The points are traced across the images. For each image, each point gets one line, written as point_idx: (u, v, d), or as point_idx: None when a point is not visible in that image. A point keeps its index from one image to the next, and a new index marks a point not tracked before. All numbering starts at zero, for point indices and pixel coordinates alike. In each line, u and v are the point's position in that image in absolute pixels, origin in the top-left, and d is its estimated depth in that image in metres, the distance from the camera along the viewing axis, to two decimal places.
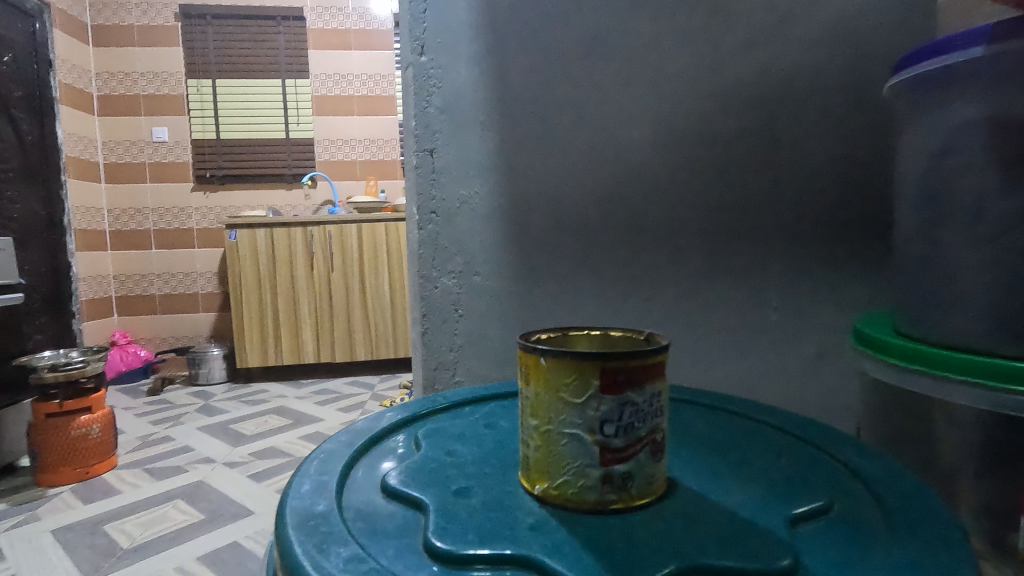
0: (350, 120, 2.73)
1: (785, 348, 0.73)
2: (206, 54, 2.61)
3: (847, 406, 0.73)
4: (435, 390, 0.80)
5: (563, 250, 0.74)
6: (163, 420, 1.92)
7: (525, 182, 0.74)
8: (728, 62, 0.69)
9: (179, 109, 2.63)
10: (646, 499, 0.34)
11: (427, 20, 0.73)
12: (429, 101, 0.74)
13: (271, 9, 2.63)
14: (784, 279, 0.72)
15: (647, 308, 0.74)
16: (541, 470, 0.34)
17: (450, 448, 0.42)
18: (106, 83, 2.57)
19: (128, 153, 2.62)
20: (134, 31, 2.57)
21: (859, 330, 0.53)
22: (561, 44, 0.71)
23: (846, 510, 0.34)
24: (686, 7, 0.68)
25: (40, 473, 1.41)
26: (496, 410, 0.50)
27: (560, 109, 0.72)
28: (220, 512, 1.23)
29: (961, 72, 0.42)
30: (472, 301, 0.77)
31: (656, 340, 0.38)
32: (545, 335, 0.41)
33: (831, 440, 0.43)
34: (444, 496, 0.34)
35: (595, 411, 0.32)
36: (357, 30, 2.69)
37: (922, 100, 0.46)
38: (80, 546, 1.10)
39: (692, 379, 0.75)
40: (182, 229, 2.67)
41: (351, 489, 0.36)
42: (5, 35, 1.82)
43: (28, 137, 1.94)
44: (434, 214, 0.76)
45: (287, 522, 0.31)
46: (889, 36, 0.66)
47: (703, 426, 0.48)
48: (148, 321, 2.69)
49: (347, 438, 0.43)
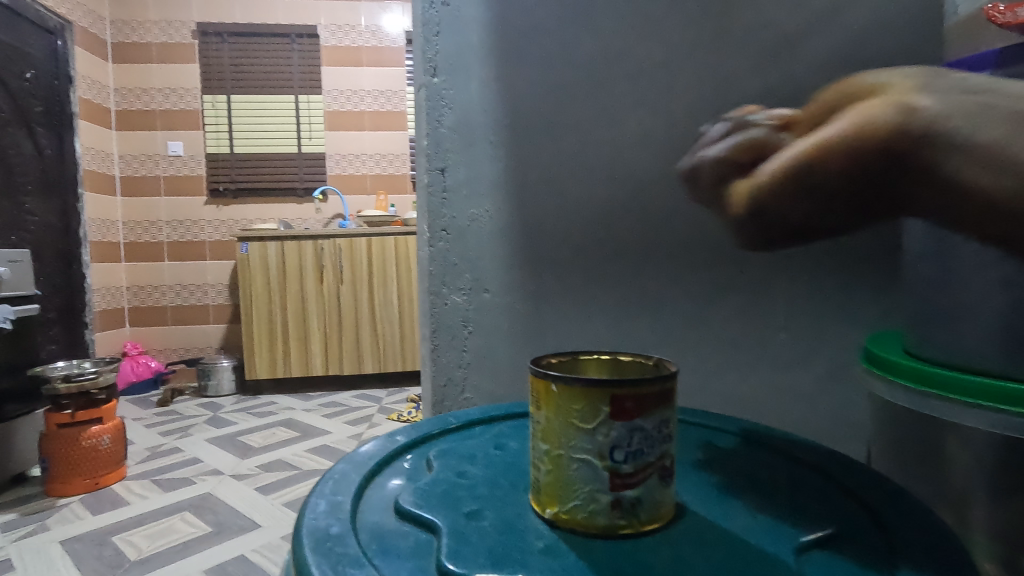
0: (361, 134, 2.77)
1: (793, 367, 0.73)
2: (222, 70, 2.67)
3: (857, 426, 0.73)
4: (443, 406, 0.80)
5: (572, 269, 0.75)
6: (172, 431, 1.93)
7: (535, 201, 0.75)
8: (733, 83, 0.70)
9: (194, 124, 2.68)
10: (655, 524, 0.34)
11: (440, 43, 0.75)
12: (441, 122, 0.76)
13: (285, 27, 2.68)
14: (791, 297, 0.72)
15: (654, 326, 0.75)
16: (551, 494, 0.35)
17: (461, 469, 0.42)
18: (123, 98, 2.63)
19: (144, 166, 2.67)
20: (152, 48, 2.63)
21: (868, 351, 0.53)
22: (571, 65, 0.72)
23: (853, 536, 0.34)
24: (691, 31, 0.70)
25: (51, 483, 1.43)
26: (507, 430, 0.51)
27: (570, 129, 0.73)
28: (227, 525, 1.23)
29: None
30: (481, 318, 0.78)
31: (665, 365, 0.38)
32: (555, 360, 0.41)
33: (841, 466, 0.43)
34: (456, 518, 0.35)
35: (605, 436, 0.33)
36: (370, 47, 2.73)
37: None
38: (88, 556, 1.11)
39: (701, 398, 0.75)
40: (194, 241, 2.71)
41: (365, 510, 0.36)
42: (28, 52, 1.87)
43: (47, 151, 1.98)
44: (445, 231, 0.77)
45: (303, 543, 0.31)
46: (894, 59, 0.67)
47: (712, 451, 0.48)
48: (159, 332, 2.71)
49: (360, 458, 0.43)
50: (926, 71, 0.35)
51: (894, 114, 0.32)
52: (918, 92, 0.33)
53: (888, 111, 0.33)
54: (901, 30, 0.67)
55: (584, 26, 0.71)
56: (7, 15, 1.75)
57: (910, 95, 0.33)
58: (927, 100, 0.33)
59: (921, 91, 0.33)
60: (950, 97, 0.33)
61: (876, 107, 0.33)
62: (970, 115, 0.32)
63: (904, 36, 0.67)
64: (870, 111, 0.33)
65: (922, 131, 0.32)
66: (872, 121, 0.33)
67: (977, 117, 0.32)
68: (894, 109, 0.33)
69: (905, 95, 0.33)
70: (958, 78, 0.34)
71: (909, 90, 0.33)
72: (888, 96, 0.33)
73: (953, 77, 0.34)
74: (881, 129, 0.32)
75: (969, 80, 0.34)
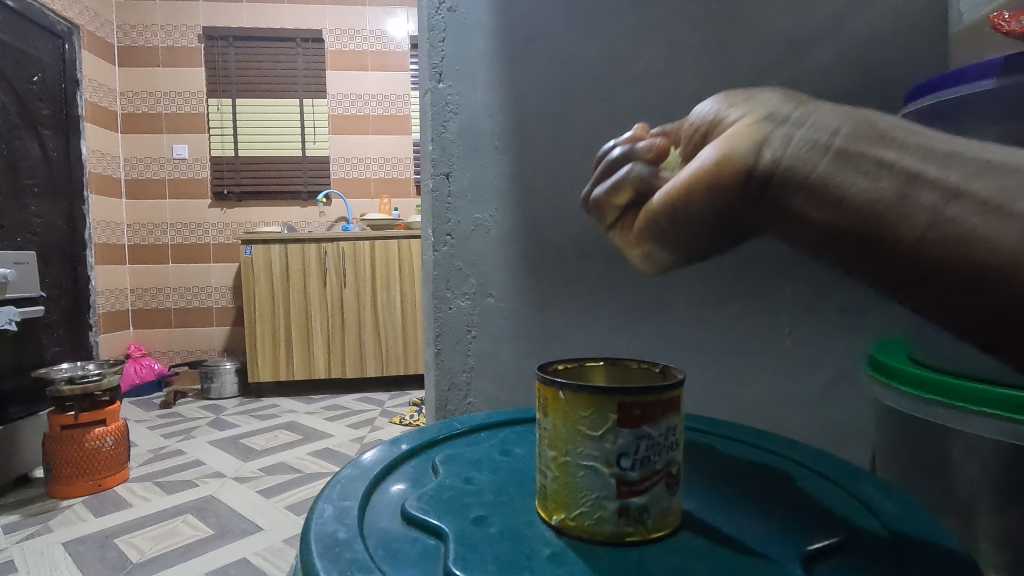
0: (365, 138, 2.78)
1: (798, 373, 0.73)
2: (227, 73, 2.68)
3: (861, 433, 0.73)
4: (446, 411, 0.80)
5: (578, 272, 0.75)
6: (174, 433, 1.94)
7: (540, 207, 0.75)
8: (738, 89, 0.70)
9: (199, 128, 2.69)
10: (662, 532, 0.34)
11: (445, 48, 0.75)
12: (446, 127, 0.76)
13: (290, 31, 2.69)
14: (795, 304, 0.72)
15: (659, 331, 0.75)
16: (558, 501, 0.35)
17: (468, 476, 0.42)
18: (130, 102, 2.64)
19: (149, 169, 2.68)
20: (158, 52, 2.64)
21: (873, 358, 0.54)
22: (577, 71, 0.72)
23: (861, 545, 0.34)
24: (697, 37, 0.70)
25: (54, 484, 1.43)
26: (512, 436, 0.51)
27: (575, 135, 0.73)
28: (229, 528, 1.23)
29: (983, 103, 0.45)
30: (486, 323, 0.78)
31: (671, 373, 0.39)
32: (563, 366, 0.41)
33: (848, 474, 0.43)
34: (463, 525, 0.35)
35: (612, 444, 0.33)
36: (374, 52, 2.75)
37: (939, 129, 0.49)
38: (91, 558, 1.11)
39: (705, 405, 0.75)
40: (199, 244, 2.72)
41: (372, 516, 0.37)
42: (36, 56, 1.88)
43: (53, 154, 1.99)
44: (449, 236, 0.77)
45: (311, 548, 0.31)
46: (897, 68, 0.68)
47: (718, 458, 0.48)
48: (162, 334, 2.72)
49: (366, 464, 0.43)
50: (780, 102, 0.36)
51: (750, 149, 0.33)
52: (770, 126, 0.34)
53: (747, 146, 0.34)
54: (905, 37, 0.67)
55: (590, 31, 0.72)
56: (15, 19, 1.76)
57: (763, 130, 0.34)
58: (778, 134, 0.34)
59: (773, 125, 0.34)
60: (799, 129, 0.34)
61: (736, 140, 0.34)
62: (812, 150, 0.33)
63: (907, 42, 0.68)
64: (729, 146, 0.34)
65: (772, 166, 0.33)
66: (730, 156, 0.33)
67: (818, 150, 0.33)
68: (751, 144, 0.34)
69: (761, 129, 0.34)
70: (807, 109, 0.34)
71: (762, 123, 0.34)
72: (743, 130, 0.35)
73: (803, 106, 0.35)
74: (733, 164, 0.33)
75: (817, 106, 0.35)
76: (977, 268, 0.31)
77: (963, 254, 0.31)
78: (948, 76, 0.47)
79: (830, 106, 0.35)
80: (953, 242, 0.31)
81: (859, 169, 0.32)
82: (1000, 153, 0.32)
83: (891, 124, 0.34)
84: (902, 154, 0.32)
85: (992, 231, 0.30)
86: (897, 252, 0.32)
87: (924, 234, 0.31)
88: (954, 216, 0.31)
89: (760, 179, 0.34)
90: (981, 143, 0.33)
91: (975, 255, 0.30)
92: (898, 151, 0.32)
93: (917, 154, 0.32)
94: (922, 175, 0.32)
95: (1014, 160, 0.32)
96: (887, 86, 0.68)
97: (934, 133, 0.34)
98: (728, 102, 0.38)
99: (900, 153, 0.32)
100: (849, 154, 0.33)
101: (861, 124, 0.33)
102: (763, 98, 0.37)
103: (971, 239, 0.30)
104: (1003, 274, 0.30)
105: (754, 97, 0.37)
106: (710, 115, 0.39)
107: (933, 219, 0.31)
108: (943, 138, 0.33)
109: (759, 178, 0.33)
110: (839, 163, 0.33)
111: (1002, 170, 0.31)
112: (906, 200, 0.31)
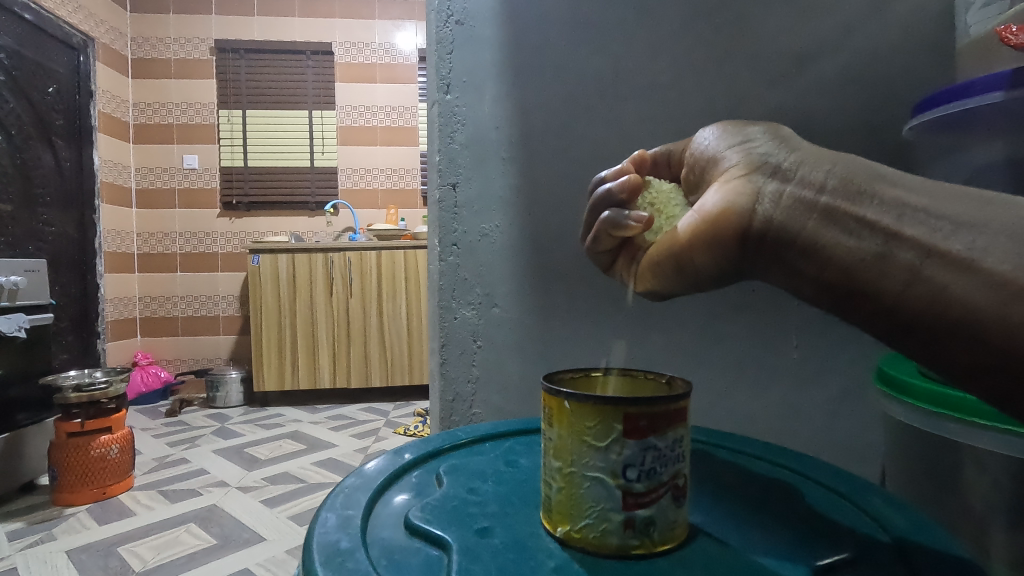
0: (373, 149, 2.81)
1: (806, 388, 0.73)
2: (238, 85, 2.72)
3: (871, 447, 0.72)
4: (451, 422, 0.80)
5: (583, 282, 0.75)
6: (179, 441, 1.94)
7: (545, 216, 0.75)
8: (744, 101, 0.70)
9: (211, 138, 2.73)
10: (667, 546, 0.34)
11: (452, 61, 0.76)
12: (452, 138, 0.77)
13: (300, 45, 2.73)
14: (802, 316, 0.72)
15: (664, 343, 0.74)
16: (563, 512, 0.34)
17: (471, 486, 0.42)
18: (142, 113, 2.68)
19: (160, 179, 2.71)
20: (170, 64, 2.69)
21: (881, 370, 0.53)
22: (584, 81, 0.73)
23: (870, 561, 0.34)
24: (703, 50, 0.71)
25: (60, 491, 1.43)
26: (517, 447, 0.51)
27: (581, 145, 0.74)
28: (232, 537, 1.22)
29: (999, 111, 0.45)
30: (491, 333, 0.78)
31: (676, 384, 0.38)
32: (567, 377, 0.41)
33: (857, 488, 0.43)
34: (467, 536, 0.35)
35: (618, 455, 0.33)
36: (383, 65, 2.78)
37: (974, 130, 0.48)
38: (94, 568, 1.11)
39: (709, 417, 0.74)
40: (207, 253, 2.74)
41: (375, 524, 0.36)
42: (51, 68, 1.91)
43: (65, 165, 2.01)
44: (456, 246, 0.77)
45: (313, 556, 0.31)
46: (904, 79, 0.68)
47: (728, 472, 0.47)
48: (170, 342, 2.74)
49: (370, 473, 0.43)
50: (773, 149, 0.36)
51: (744, 207, 0.34)
52: (762, 180, 0.35)
53: (742, 204, 0.35)
54: (912, 49, 0.68)
55: (597, 45, 0.72)
56: (32, 32, 1.80)
57: (755, 184, 0.35)
58: (769, 190, 0.34)
59: (765, 178, 0.35)
60: (789, 184, 0.34)
61: (731, 197, 0.35)
62: (802, 208, 0.33)
63: (915, 56, 0.68)
64: (724, 203, 0.35)
65: (764, 224, 0.34)
66: (727, 212, 0.35)
67: (805, 209, 0.33)
68: (745, 202, 0.35)
69: (753, 183, 0.35)
70: (800, 158, 0.35)
71: (754, 177, 0.35)
72: (736, 185, 0.36)
73: (795, 155, 0.35)
74: (727, 224, 0.35)
75: (809, 154, 0.35)
76: (952, 329, 0.30)
77: (937, 316, 0.30)
78: (956, 90, 0.47)
79: (821, 153, 0.35)
80: (931, 301, 0.30)
81: (841, 228, 0.32)
82: (981, 206, 0.31)
83: (879, 178, 0.33)
84: (882, 212, 0.32)
85: (965, 291, 0.29)
86: (877, 308, 0.32)
87: (901, 293, 0.31)
88: (932, 276, 0.30)
89: (754, 237, 0.35)
90: (959, 190, 0.32)
91: (950, 314, 0.29)
92: (880, 209, 0.32)
93: (893, 210, 0.32)
94: (901, 233, 0.31)
95: (996, 214, 0.30)
96: (894, 99, 0.68)
97: (917, 183, 0.33)
98: (727, 141, 0.40)
99: (880, 210, 0.32)
100: (834, 212, 0.32)
101: (849, 177, 0.33)
102: (759, 141, 0.37)
103: (945, 299, 0.29)
104: (980, 335, 0.29)
105: (750, 139, 0.38)
106: (711, 150, 0.41)
107: (910, 279, 0.30)
108: (925, 189, 0.32)
109: (755, 235, 0.35)
110: (825, 222, 0.32)
111: (981, 227, 0.30)
112: (885, 260, 0.31)
